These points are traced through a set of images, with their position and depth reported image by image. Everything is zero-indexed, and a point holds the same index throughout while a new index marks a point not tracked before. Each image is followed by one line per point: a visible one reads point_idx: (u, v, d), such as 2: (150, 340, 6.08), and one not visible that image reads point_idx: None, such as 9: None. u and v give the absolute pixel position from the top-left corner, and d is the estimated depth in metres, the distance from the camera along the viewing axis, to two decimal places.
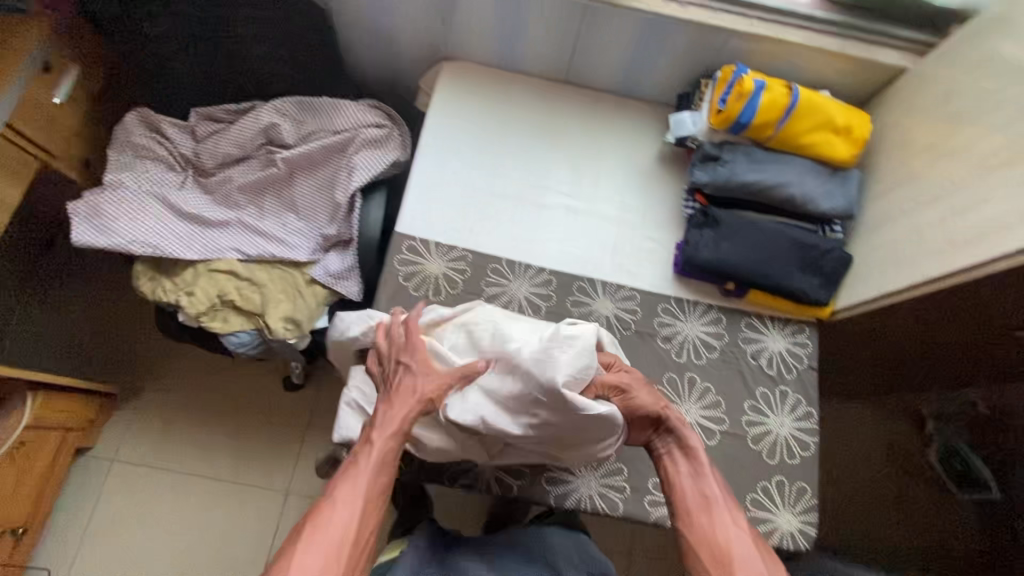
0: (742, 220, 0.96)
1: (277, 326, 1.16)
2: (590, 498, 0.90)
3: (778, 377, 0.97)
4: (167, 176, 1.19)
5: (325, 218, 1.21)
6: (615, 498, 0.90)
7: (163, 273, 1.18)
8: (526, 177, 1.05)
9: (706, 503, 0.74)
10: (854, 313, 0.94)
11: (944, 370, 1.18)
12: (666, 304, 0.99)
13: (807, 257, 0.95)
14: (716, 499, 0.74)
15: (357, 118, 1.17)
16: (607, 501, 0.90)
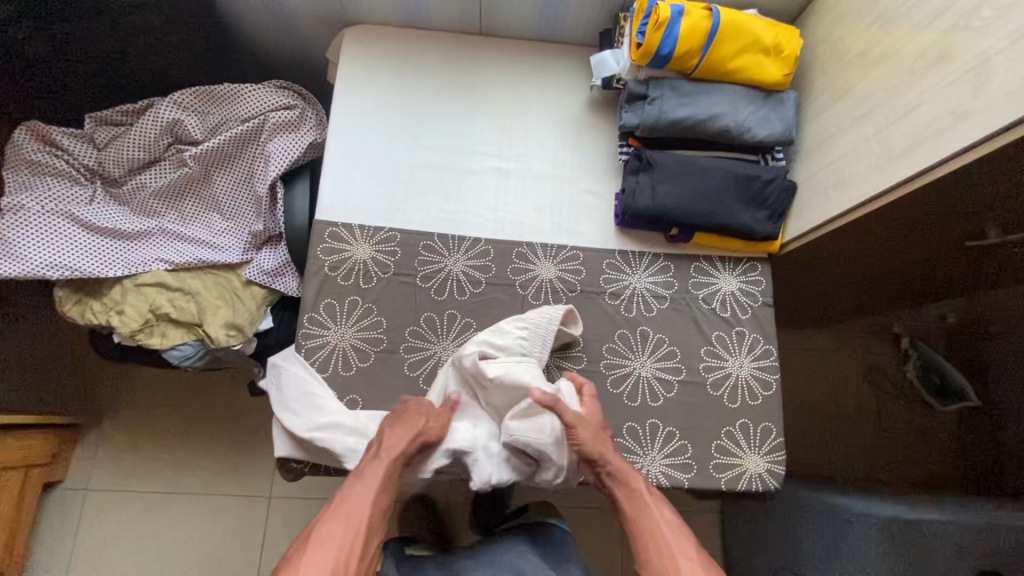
0: (678, 159, 0.91)
1: (218, 335, 1.10)
2: None
3: (733, 318, 0.94)
4: (72, 191, 1.10)
5: (251, 214, 1.14)
6: None
7: (88, 294, 1.11)
8: (449, 144, 0.98)
9: (661, 547, 0.73)
10: (803, 243, 0.89)
11: (908, 287, 1.15)
12: (611, 259, 0.95)
13: (749, 190, 0.90)
14: (666, 537, 0.74)
15: (264, 102, 1.09)
16: None
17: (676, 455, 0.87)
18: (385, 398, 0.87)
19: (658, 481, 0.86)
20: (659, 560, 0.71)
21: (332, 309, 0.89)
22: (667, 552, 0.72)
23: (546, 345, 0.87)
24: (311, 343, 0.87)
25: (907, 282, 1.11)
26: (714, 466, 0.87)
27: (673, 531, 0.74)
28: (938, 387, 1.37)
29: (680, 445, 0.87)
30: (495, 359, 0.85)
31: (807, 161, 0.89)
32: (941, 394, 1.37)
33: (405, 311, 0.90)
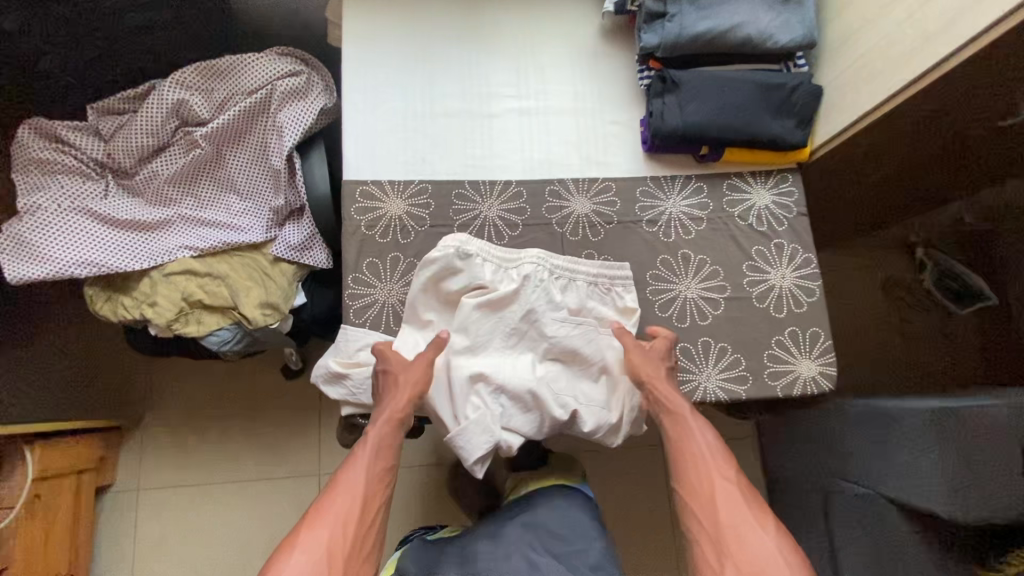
0: (702, 76, 0.90)
1: (254, 314, 1.11)
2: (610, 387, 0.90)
3: (770, 231, 0.94)
4: (85, 187, 1.08)
5: (270, 190, 1.13)
6: None
7: (120, 289, 1.12)
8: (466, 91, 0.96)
9: (700, 464, 0.81)
10: (835, 147, 0.89)
11: (930, 187, 1.16)
12: (644, 186, 0.94)
13: (776, 99, 0.90)
14: (705, 459, 0.81)
15: (268, 70, 1.05)
16: None
17: (730, 369, 0.89)
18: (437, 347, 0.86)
19: (716, 396, 0.88)
20: (699, 481, 0.80)
21: (375, 267, 0.88)
22: (708, 474, 0.81)
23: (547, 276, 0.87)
24: (359, 303, 0.87)
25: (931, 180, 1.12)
26: (768, 374, 0.89)
27: (711, 454, 0.82)
28: (957, 290, 1.39)
29: (733, 359, 0.89)
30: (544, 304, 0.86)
31: (832, 61, 0.88)
32: (961, 296, 1.39)
33: None
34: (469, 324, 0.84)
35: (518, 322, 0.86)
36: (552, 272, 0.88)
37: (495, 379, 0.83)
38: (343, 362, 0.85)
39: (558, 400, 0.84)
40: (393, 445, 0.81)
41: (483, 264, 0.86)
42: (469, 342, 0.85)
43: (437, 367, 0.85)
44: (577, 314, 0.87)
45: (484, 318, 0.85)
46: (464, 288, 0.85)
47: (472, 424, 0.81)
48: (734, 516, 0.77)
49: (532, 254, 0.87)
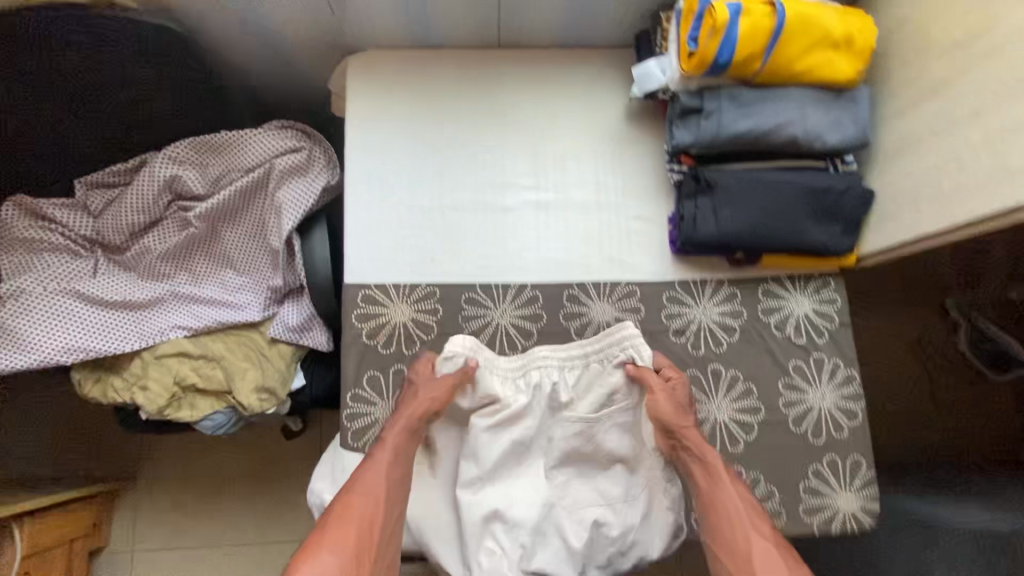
0: (740, 177, 0.81)
1: (250, 400, 1.04)
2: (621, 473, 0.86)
3: (810, 344, 0.86)
4: (73, 266, 1.02)
5: (269, 268, 1.06)
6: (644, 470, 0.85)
7: (109, 370, 1.06)
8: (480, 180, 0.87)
9: (731, 511, 0.72)
10: (886, 260, 0.80)
11: None
12: (671, 291, 0.86)
13: (822, 204, 0.81)
14: (740, 506, 0.73)
15: (266, 147, 0.98)
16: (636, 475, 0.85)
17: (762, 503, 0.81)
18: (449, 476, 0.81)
19: None
20: (727, 527, 0.71)
21: (377, 382, 0.82)
22: (745, 523, 0.71)
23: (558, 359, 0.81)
24: (359, 422, 0.81)
25: None
26: (804, 509, 0.81)
27: (746, 498, 0.74)
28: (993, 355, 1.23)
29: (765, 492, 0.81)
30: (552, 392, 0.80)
31: (887, 166, 0.79)
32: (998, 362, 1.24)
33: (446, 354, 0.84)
34: (479, 448, 0.78)
35: (531, 439, 0.80)
36: (562, 358, 0.81)
37: (512, 522, 0.77)
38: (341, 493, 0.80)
39: (575, 510, 0.80)
40: (408, 458, 0.76)
41: (494, 376, 0.80)
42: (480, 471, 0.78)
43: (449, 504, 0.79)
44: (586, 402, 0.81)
45: (492, 444, 0.79)
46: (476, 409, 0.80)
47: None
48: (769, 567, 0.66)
49: (544, 354, 0.80)
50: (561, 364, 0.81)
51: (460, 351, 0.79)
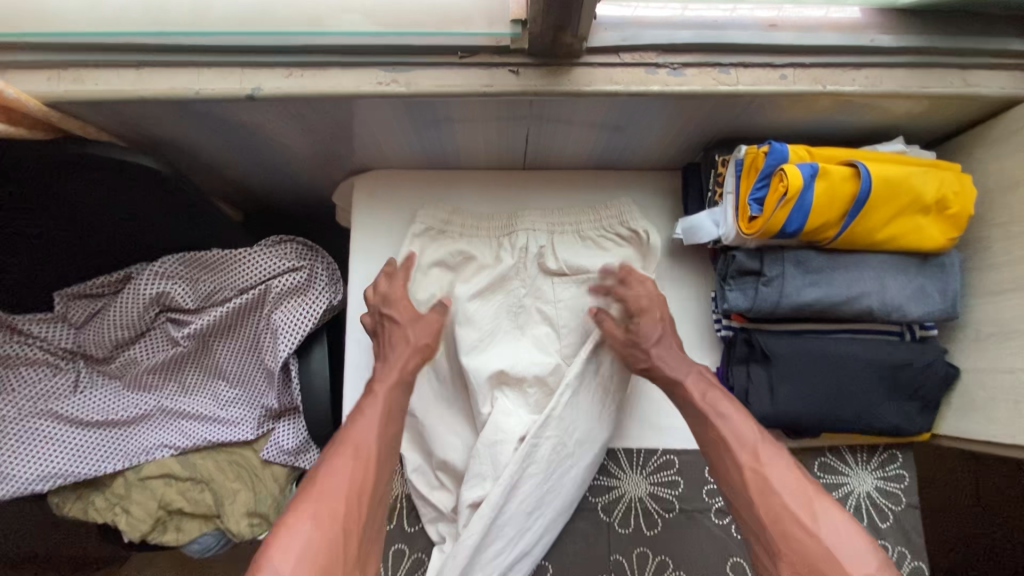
0: (801, 348, 0.70)
1: (240, 529, 0.95)
2: (640, 503, 0.74)
3: (871, 529, 0.75)
4: (51, 381, 0.93)
5: (264, 387, 0.96)
6: (669, 496, 0.75)
7: (89, 489, 0.97)
8: (495, 325, 0.76)
9: (725, 440, 0.63)
10: (968, 451, 0.69)
11: None
12: None
13: (896, 382, 0.70)
14: (732, 433, 0.63)
15: (263, 264, 0.88)
16: (660, 501, 0.74)
17: None
18: (466, 418, 0.74)
19: None
20: (736, 471, 0.61)
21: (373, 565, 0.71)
22: (745, 451, 0.61)
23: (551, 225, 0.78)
24: None
25: None
26: None
27: (737, 418, 0.64)
28: None
29: None
30: (547, 259, 0.77)
31: (975, 345, 0.68)
32: None
33: (456, 365, 0.74)
34: (486, 358, 0.74)
35: (529, 307, 0.77)
36: (552, 232, 0.78)
37: (519, 381, 0.73)
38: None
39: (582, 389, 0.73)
40: (400, 412, 0.68)
41: (466, 242, 0.77)
42: (477, 397, 0.72)
43: (461, 447, 0.72)
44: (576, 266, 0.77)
45: (502, 357, 0.74)
46: (481, 358, 0.73)
47: (487, 451, 0.69)
48: (773, 496, 0.58)
49: (526, 222, 0.78)
50: (556, 236, 0.78)
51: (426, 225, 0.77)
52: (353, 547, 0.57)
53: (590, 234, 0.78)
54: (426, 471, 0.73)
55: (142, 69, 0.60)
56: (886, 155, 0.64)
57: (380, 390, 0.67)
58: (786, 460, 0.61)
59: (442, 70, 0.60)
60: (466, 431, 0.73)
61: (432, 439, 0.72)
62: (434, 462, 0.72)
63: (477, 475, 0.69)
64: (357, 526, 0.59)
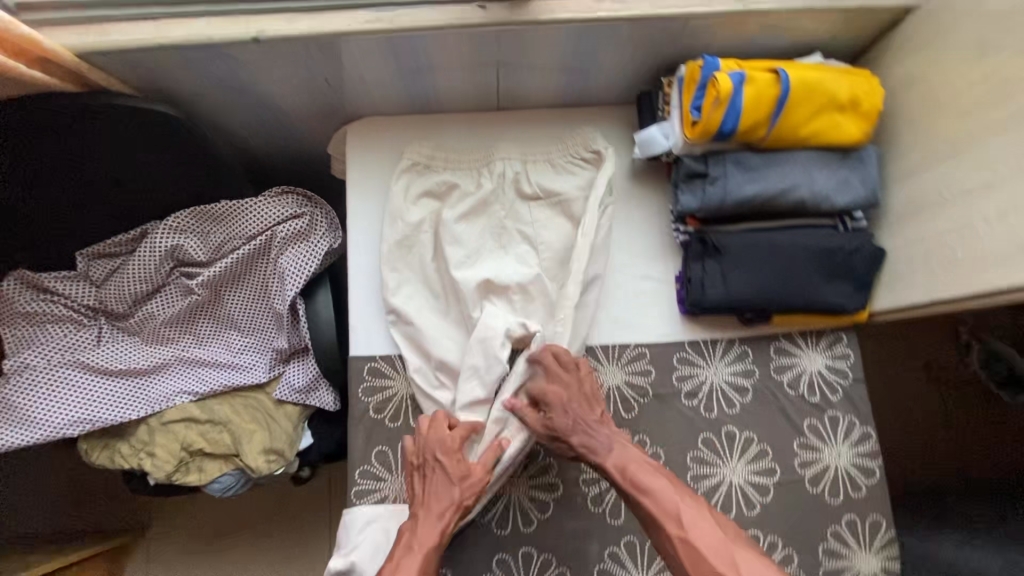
0: (747, 240, 0.80)
1: (258, 464, 1.03)
2: (617, 391, 0.84)
3: (824, 402, 0.85)
4: (76, 336, 1.01)
5: (274, 331, 1.05)
6: (643, 384, 0.84)
7: (115, 437, 1.05)
8: (480, 243, 0.85)
9: (654, 514, 0.69)
10: (898, 320, 0.79)
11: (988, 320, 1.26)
12: (682, 352, 0.85)
13: (832, 264, 0.80)
14: (656, 500, 0.69)
15: (268, 213, 0.97)
16: (636, 388, 0.84)
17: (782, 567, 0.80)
18: (460, 324, 0.83)
19: None
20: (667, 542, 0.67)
21: (385, 457, 0.80)
22: (672, 521, 0.67)
23: (526, 155, 0.88)
24: (367, 499, 0.79)
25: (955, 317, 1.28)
26: (823, 571, 0.80)
27: (659, 486, 0.70)
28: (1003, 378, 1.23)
29: (785, 555, 0.80)
30: (524, 183, 0.87)
31: (897, 226, 0.78)
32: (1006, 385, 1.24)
33: (447, 279, 0.83)
34: (474, 270, 0.83)
35: (509, 225, 0.86)
36: (526, 162, 0.88)
37: (504, 288, 0.83)
38: (347, 556, 0.74)
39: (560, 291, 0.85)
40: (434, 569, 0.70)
41: (451, 173, 0.86)
42: (468, 303, 0.82)
43: (456, 347, 0.82)
44: (549, 188, 0.87)
45: (491, 267, 0.84)
46: (470, 270, 0.83)
47: (479, 347, 0.79)
48: (703, 564, 0.64)
49: (503, 153, 0.87)
50: (530, 164, 0.88)
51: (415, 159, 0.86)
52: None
53: (561, 162, 0.89)
54: (427, 371, 0.82)
55: (160, 23, 0.69)
56: (806, 64, 0.75)
57: (419, 546, 0.69)
58: (703, 513, 0.68)
59: (419, 10, 0.70)
60: (461, 336, 0.83)
61: (429, 343, 0.81)
62: (433, 362, 0.81)
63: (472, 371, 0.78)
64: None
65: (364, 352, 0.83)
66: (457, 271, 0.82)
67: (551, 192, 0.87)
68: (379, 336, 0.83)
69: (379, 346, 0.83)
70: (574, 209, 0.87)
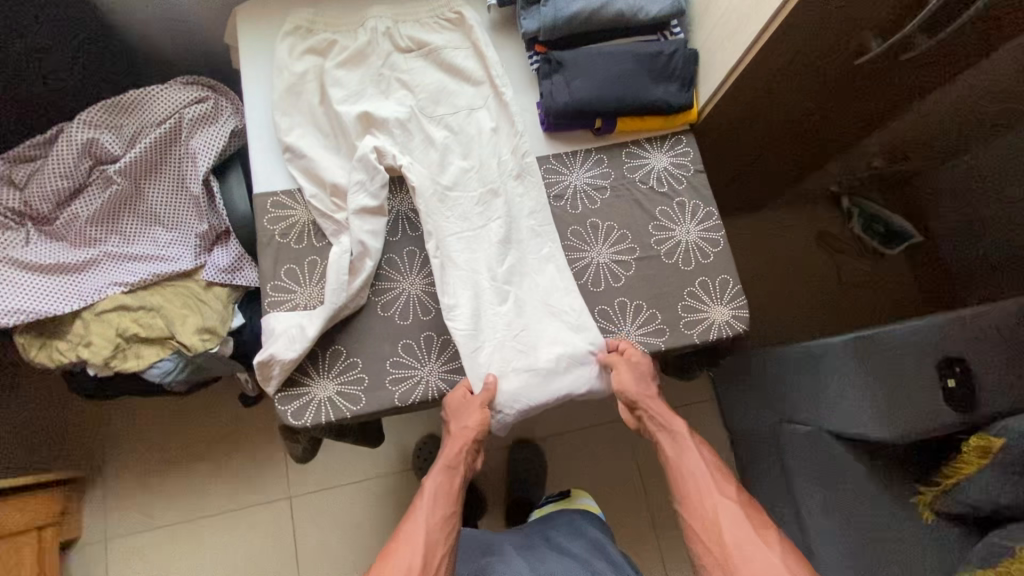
0: (584, 54, 0.95)
1: (193, 340, 1.10)
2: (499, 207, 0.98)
3: (671, 191, 0.99)
4: (5, 237, 1.09)
5: (193, 217, 1.14)
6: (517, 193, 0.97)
7: (51, 335, 1.10)
8: (361, 88, 0.97)
9: (699, 490, 0.85)
10: (716, 101, 0.98)
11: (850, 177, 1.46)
12: (548, 164, 0.99)
13: (656, 65, 0.95)
14: (703, 479, 0.85)
15: (175, 100, 1.10)
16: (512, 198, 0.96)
17: (648, 324, 0.92)
18: (350, 157, 0.94)
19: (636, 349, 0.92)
20: (698, 500, 0.84)
21: (293, 273, 0.91)
22: (709, 490, 0.84)
23: (393, 13, 1.01)
24: (280, 307, 0.89)
25: (818, 179, 1.48)
26: (684, 324, 0.93)
27: (706, 469, 0.86)
28: (883, 234, 1.51)
29: (649, 314, 0.93)
30: (393, 34, 0.99)
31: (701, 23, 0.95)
32: (888, 239, 1.51)
33: (332, 119, 0.95)
34: (359, 107, 0.95)
35: (385, 73, 0.99)
36: (396, 19, 1.00)
37: (385, 122, 0.94)
38: (266, 349, 0.84)
39: (437, 122, 0.98)
40: (452, 495, 0.87)
41: (330, 31, 0.98)
42: (353, 134, 0.94)
43: (341, 170, 0.93)
44: (416, 38, 1.00)
45: (373, 105, 0.96)
46: (348, 107, 0.94)
47: (360, 162, 0.90)
48: (730, 529, 0.80)
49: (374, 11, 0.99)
50: (398, 21, 1.00)
51: (299, 24, 0.98)
52: (434, 571, 0.80)
53: (426, 19, 1.01)
54: (323, 197, 0.92)
55: None
56: None
57: (431, 480, 0.87)
58: (739, 494, 0.84)
59: None
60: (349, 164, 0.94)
61: (320, 171, 0.92)
62: (326, 187, 0.92)
63: (358, 187, 0.89)
64: (433, 557, 0.80)
65: (266, 188, 0.94)
66: (341, 107, 0.94)
67: (420, 43, 1.00)
68: (281, 176, 0.95)
69: (281, 183, 0.94)
70: (440, 55, 0.99)
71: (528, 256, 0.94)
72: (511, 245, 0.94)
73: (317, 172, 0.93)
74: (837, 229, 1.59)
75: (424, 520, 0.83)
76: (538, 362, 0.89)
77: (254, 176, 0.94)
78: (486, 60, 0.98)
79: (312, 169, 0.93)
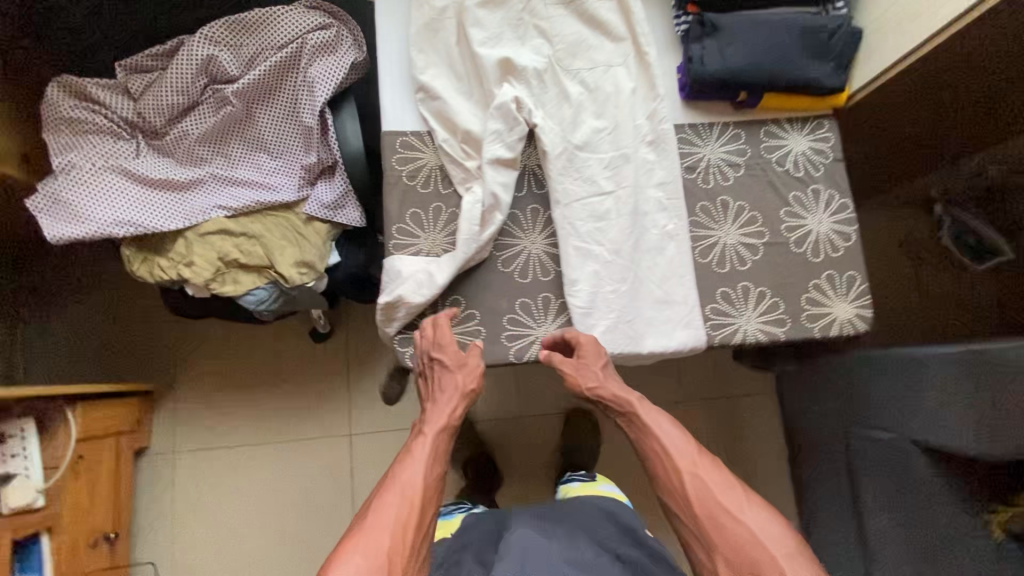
0: (742, 20, 0.89)
1: (291, 273, 1.10)
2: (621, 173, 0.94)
3: (807, 177, 0.95)
4: (117, 146, 1.08)
5: (302, 148, 1.12)
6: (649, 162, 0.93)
7: (155, 252, 1.10)
8: (500, 30, 0.92)
9: (671, 463, 0.78)
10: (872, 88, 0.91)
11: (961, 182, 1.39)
12: (683, 134, 0.95)
13: (817, 41, 0.89)
14: (672, 448, 0.79)
15: (298, 25, 1.07)
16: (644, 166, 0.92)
17: (770, 312, 0.90)
18: (484, 103, 0.91)
19: (757, 338, 0.90)
20: (667, 473, 0.78)
21: (418, 217, 0.89)
22: (679, 460, 0.78)
23: None
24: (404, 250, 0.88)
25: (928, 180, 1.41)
26: (806, 317, 0.90)
27: (675, 437, 0.80)
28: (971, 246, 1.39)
29: (773, 303, 0.90)
30: None
31: None
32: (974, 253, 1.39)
33: (469, 63, 0.92)
34: (498, 52, 0.91)
35: (525, 17, 0.94)
36: None
37: (522, 71, 0.90)
38: (393, 291, 0.84)
39: (574, 75, 0.93)
40: (443, 454, 0.79)
41: None
42: (491, 80, 0.90)
43: (475, 117, 0.90)
44: None
45: (512, 51, 0.92)
46: (488, 50, 0.90)
47: (498, 111, 0.87)
48: (708, 495, 0.75)
49: None
50: None
51: None
52: (424, 531, 0.72)
53: None
54: (453, 143, 0.90)
55: None
56: None
57: (429, 431, 0.78)
58: (713, 461, 0.78)
59: None
60: (481, 112, 0.91)
61: (455, 116, 0.89)
62: (459, 133, 0.89)
63: (495, 136, 0.87)
64: (426, 513, 0.73)
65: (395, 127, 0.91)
66: (480, 49, 0.90)
67: None
68: (411, 115, 0.92)
69: (411, 123, 0.92)
70: (583, 4, 0.94)
71: (651, 227, 0.91)
72: (637, 215, 0.90)
73: (450, 116, 0.90)
74: (922, 235, 1.46)
75: (418, 474, 0.75)
76: (648, 341, 0.89)
77: (385, 113, 0.92)
78: (634, 16, 0.93)
79: (445, 112, 0.90)
